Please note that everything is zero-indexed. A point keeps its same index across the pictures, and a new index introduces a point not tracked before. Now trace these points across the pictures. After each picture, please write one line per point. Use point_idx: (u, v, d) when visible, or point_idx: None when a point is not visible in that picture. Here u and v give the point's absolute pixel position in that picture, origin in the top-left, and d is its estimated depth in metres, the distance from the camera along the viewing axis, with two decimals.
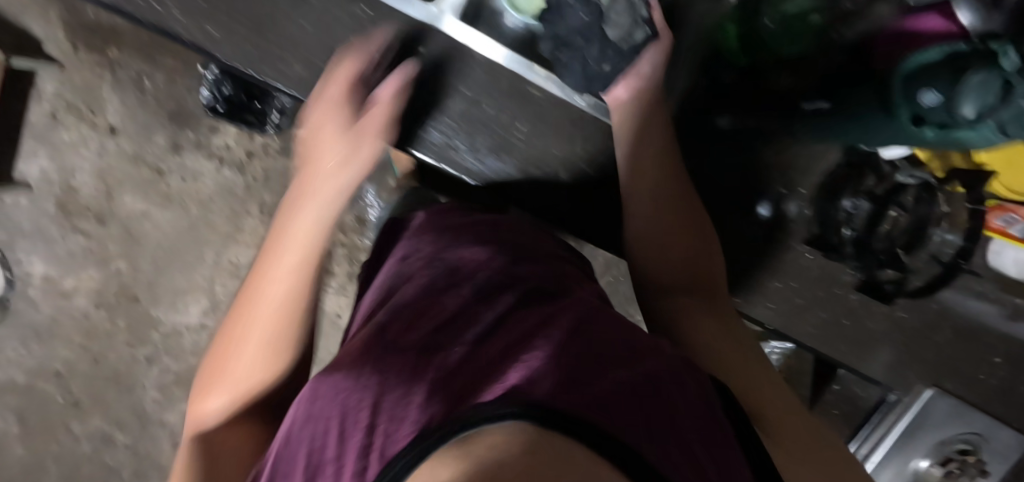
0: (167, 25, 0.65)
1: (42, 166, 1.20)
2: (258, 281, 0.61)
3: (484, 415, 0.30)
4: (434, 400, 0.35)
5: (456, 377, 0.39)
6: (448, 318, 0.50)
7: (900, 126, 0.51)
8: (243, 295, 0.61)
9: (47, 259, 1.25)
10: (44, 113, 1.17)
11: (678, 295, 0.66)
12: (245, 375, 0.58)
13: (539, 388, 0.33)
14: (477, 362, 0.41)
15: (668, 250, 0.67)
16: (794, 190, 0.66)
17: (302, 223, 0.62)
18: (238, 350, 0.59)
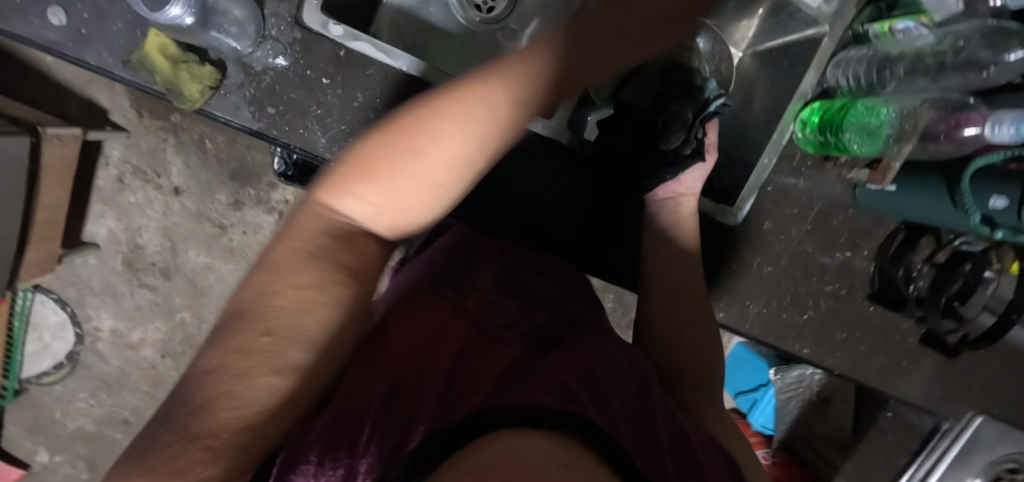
0: (277, 137, 0.59)
1: (109, 227, 1.25)
2: (457, 103, 0.38)
3: (502, 414, 0.35)
4: (478, 399, 0.39)
5: (517, 382, 0.41)
6: (506, 334, 0.52)
7: (963, 220, 0.56)
8: (367, 156, 0.39)
9: (114, 313, 1.29)
10: (111, 177, 1.22)
11: (684, 366, 0.61)
12: (431, 202, 0.39)
13: (569, 401, 0.38)
14: (530, 372, 0.43)
15: (676, 314, 0.63)
16: (858, 251, 0.72)
17: (420, 164, 0.38)
18: (386, 185, 0.38)
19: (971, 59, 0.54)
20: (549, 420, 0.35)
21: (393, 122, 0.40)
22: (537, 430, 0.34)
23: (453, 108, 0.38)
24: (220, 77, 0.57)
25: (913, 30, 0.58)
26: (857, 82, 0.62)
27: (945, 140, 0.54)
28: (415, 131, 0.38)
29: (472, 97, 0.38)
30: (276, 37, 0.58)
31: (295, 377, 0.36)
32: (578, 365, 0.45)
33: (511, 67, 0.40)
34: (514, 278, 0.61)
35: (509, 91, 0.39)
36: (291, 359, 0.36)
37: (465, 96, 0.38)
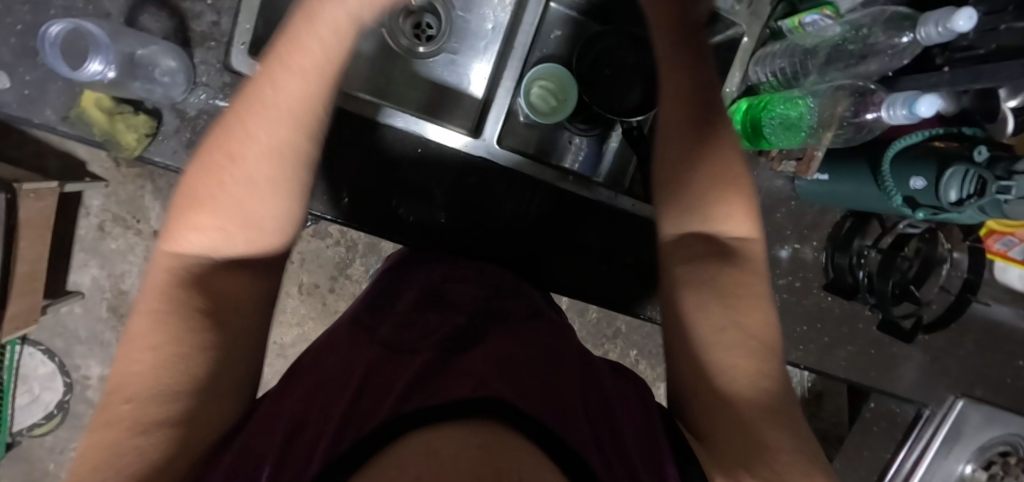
0: None
1: (93, 275, 1.27)
2: (257, 122, 0.44)
3: (412, 418, 0.40)
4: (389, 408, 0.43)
5: (423, 391, 0.44)
6: (429, 336, 0.55)
7: (888, 202, 0.57)
8: (190, 189, 0.44)
9: (102, 361, 1.31)
10: (93, 226, 1.25)
11: (689, 285, 0.51)
12: (273, 214, 0.45)
13: (476, 393, 0.43)
14: (445, 376, 0.46)
15: (698, 216, 0.52)
16: (806, 242, 0.72)
17: (238, 169, 0.44)
18: (219, 204, 0.44)
19: (870, 48, 0.59)
20: (448, 411, 0.41)
21: (209, 162, 0.45)
22: (444, 425, 0.39)
23: (266, 125, 0.44)
24: (154, 125, 0.62)
25: (820, 22, 0.59)
26: (779, 76, 0.63)
27: (853, 126, 0.60)
28: (234, 164, 0.44)
29: (279, 100, 0.44)
30: (208, 83, 0.62)
31: (164, 430, 0.39)
32: (491, 357, 0.48)
33: (292, 52, 0.45)
34: (441, 291, 0.65)
35: (294, 69, 0.45)
36: (150, 416, 0.39)
37: (263, 106, 0.44)
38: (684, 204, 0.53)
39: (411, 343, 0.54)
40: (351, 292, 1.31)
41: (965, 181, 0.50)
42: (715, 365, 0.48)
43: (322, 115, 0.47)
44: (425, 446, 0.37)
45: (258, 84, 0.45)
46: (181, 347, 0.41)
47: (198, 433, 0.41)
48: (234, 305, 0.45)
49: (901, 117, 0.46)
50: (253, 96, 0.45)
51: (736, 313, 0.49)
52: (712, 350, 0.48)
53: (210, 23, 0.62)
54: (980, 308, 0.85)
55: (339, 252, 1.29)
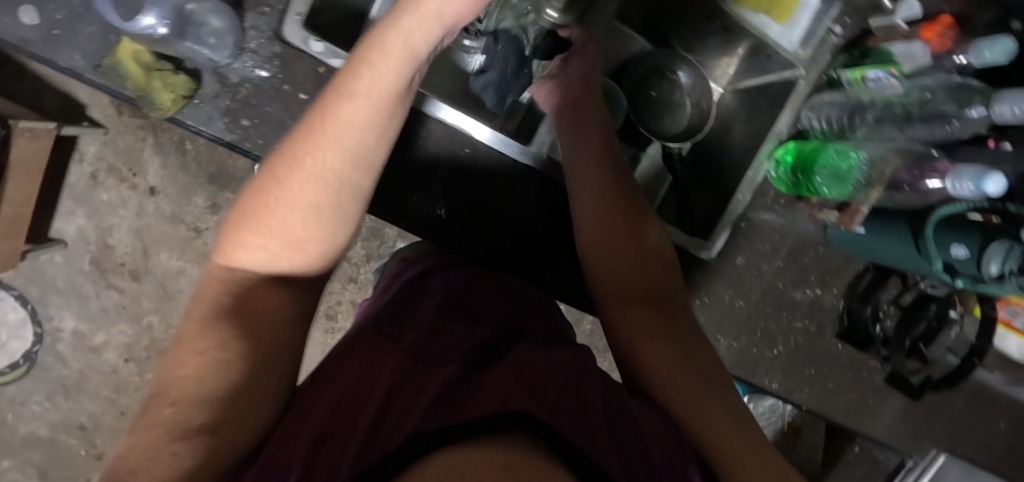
0: (251, 150, 0.61)
1: (79, 225, 1.21)
2: (314, 145, 0.42)
3: (451, 429, 0.41)
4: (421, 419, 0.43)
5: (450, 404, 0.45)
6: (451, 347, 0.54)
7: (926, 266, 0.58)
8: (244, 207, 0.43)
9: (77, 314, 1.25)
10: (85, 174, 1.19)
11: (640, 337, 0.56)
12: (320, 236, 0.43)
13: (500, 409, 0.43)
14: (467, 391, 0.47)
15: (623, 285, 0.59)
16: (828, 289, 0.72)
17: (290, 188, 0.42)
18: (268, 228, 0.42)
19: (936, 113, 0.55)
20: (479, 427, 0.42)
21: (263, 181, 0.43)
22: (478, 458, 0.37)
23: (325, 150, 0.42)
24: (193, 86, 0.58)
25: (884, 80, 0.60)
26: (831, 125, 0.64)
27: (908, 189, 0.59)
28: (287, 184, 0.42)
29: (338, 120, 0.42)
30: (255, 50, 0.60)
31: (198, 440, 0.36)
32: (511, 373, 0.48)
33: (371, 62, 0.43)
34: (463, 302, 0.62)
35: (365, 85, 0.43)
36: (189, 419, 0.36)
37: (320, 130, 0.42)
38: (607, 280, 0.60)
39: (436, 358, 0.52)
40: (349, 275, 1.27)
41: (1008, 257, 0.51)
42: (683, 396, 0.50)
43: (374, 139, 0.44)
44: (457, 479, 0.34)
45: (322, 108, 0.43)
46: (218, 350, 0.39)
47: (227, 434, 0.37)
48: (274, 318, 0.42)
49: (969, 190, 0.53)
50: (313, 117, 0.43)
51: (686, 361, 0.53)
52: (678, 384, 0.51)
53: None
54: (982, 371, 0.87)
55: None
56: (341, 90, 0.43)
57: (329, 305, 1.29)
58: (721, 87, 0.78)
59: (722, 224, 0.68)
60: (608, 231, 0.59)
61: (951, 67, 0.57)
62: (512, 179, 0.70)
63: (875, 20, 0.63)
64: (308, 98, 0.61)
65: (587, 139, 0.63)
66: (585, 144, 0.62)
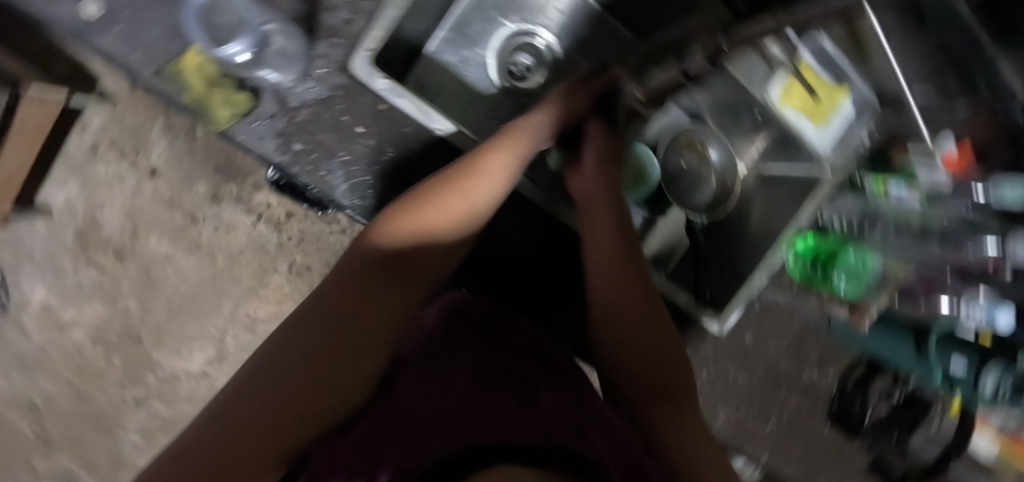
0: (299, 174, 0.60)
1: (68, 195, 1.16)
2: (418, 213, 0.52)
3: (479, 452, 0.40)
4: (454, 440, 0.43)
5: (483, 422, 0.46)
6: (482, 369, 0.57)
7: (923, 370, 0.65)
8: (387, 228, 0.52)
9: (50, 287, 1.20)
10: (85, 144, 1.15)
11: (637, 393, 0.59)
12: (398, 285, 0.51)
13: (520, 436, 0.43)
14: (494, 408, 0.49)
15: (632, 343, 0.59)
16: (823, 374, 0.75)
17: (418, 222, 0.52)
18: (401, 239, 0.51)
19: (956, 241, 0.64)
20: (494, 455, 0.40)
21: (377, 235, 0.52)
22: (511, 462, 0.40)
23: (428, 215, 0.52)
24: (253, 105, 0.58)
25: (905, 195, 0.66)
26: (848, 225, 0.71)
27: (922, 302, 0.65)
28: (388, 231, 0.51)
29: (458, 200, 0.54)
30: (320, 78, 0.59)
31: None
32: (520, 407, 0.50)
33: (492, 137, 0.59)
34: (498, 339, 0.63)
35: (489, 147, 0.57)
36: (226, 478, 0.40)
37: (433, 202, 0.53)
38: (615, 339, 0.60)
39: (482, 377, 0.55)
40: None
41: (999, 376, 0.60)
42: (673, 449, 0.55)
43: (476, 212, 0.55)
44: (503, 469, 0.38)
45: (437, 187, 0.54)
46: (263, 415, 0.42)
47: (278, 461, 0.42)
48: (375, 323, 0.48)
49: (979, 313, 0.61)
50: (431, 190, 0.54)
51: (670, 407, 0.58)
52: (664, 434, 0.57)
53: (342, 20, 0.59)
54: None
55: (341, 241, 1.23)
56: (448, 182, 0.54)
57: None
58: (744, 165, 0.80)
59: (738, 299, 0.70)
60: (621, 291, 0.60)
61: (969, 202, 0.62)
62: (523, 211, 0.65)
63: (915, 148, 0.64)
64: (365, 132, 0.60)
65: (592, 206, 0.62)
66: (599, 212, 0.61)
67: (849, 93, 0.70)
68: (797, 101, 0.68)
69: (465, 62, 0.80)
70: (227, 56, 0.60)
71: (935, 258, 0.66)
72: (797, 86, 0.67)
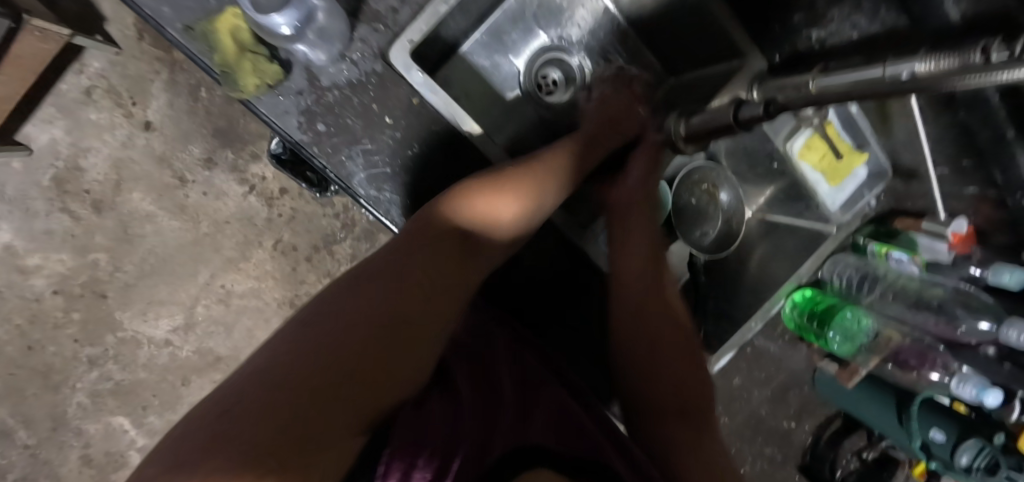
0: (316, 155, 0.57)
1: (52, 136, 1.11)
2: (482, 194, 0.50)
3: (532, 453, 0.39)
4: (501, 443, 0.41)
5: (526, 426, 0.44)
6: (515, 366, 0.56)
7: (904, 439, 0.64)
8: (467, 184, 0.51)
9: (17, 229, 1.13)
10: (80, 87, 1.10)
11: (664, 416, 0.54)
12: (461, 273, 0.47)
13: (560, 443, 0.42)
14: (540, 415, 0.47)
15: (648, 345, 0.55)
16: (801, 425, 0.77)
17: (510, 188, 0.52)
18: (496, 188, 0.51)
19: (949, 313, 0.64)
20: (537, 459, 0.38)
21: (427, 216, 0.48)
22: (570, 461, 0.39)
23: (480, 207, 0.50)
24: (281, 79, 0.55)
25: (906, 263, 0.68)
26: (848, 284, 0.72)
27: (914, 373, 0.66)
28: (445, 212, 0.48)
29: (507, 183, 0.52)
30: (356, 61, 0.57)
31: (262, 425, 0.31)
32: (559, 417, 0.47)
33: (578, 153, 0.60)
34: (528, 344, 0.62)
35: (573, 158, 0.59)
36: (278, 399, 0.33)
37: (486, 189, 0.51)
38: (632, 338, 0.56)
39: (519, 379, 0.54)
40: (327, 269, 1.22)
41: (979, 455, 0.58)
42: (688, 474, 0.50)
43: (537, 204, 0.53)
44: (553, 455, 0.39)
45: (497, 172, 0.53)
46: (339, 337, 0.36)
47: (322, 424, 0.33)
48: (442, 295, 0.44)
49: (967, 393, 0.57)
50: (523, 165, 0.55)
51: (699, 439, 0.52)
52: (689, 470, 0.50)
53: (390, 8, 0.58)
54: None
55: (333, 225, 1.21)
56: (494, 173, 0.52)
57: (296, 293, 1.23)
58: (751, 212, 0.82)
59: (730, 344, 0.72)
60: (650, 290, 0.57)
61: (964, 274, 0.64)
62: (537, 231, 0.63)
63: (928, 222, 0.67)
64: (393, 123, 0.58)
65: (638, 218, 0.60)
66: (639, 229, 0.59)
67: (867, 159, 0.72)
68: (817, 158, 0.70)
69: (497, 67, 0.79)
70: (271, 25, 0.51)
71: (926, 331, 0.66)
72: (820, 143, 0.70)
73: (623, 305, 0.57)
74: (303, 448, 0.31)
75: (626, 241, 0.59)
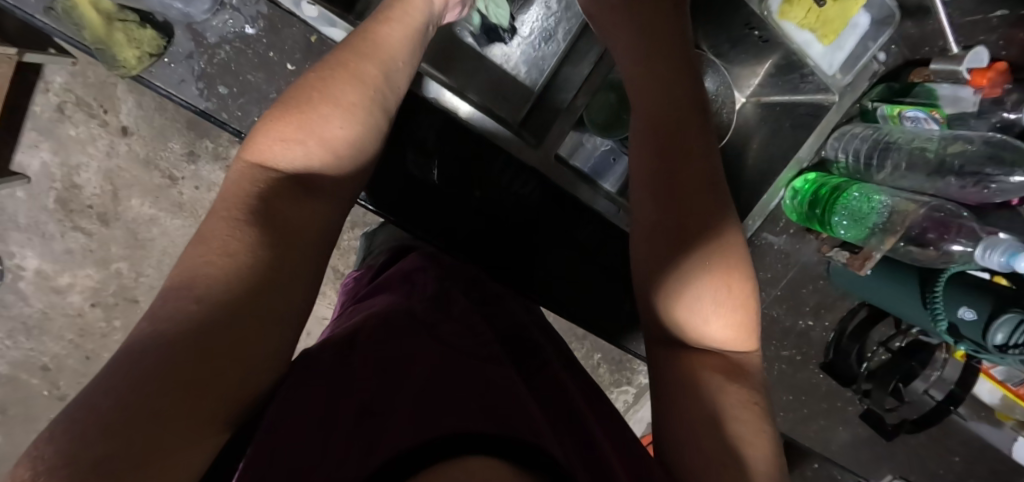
0: (227, 121, 0.54)
1: (43, 160, 1.02)
2: (317, 106, 0.42)
3: (452, 444, 0.32)
4: (401, 428, 0.35)
5: (445, 408, 0.36)
6: (462, 336, 0.50)
7: (930, 322, 0.57)
8: (337, 65, 0.45)
9: (42, 254, 1.05)
10: (50, 104, 0.99)
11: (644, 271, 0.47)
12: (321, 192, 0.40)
13: (494, 427, 0.35)
14: (462, 389, 0.40)
15: (650, 212, 0.47)
16: (820, 321, 0.71)
17: (399, 52, 0.48)
18: (370, 61, 0.46)
19: (975, 172, 0.54)
20: (467, 445, 0.32)
21: (289, 106, 0.42)
22: (479, 443, 0.32)
23: (326, 112, 0.42)
24: (162, 43, 0.52)
25: (923, 122, 0.58)
26: (856, 160, 0.62)
27: (932, 249, 0.55)
28: (268, 153, 0.41)
29: (366, 74, 0.45)
30: (237, 8, 0.52)
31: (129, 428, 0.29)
32: (489, 389, 0.40)
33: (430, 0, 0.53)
34: (487, 299, 0.60)
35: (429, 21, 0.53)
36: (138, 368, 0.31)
37: (319, 102, 0.42)
38: (646, 293, 0.47)
39: (467, 340, 0.49)
40: None
41: (1017, 329, 0.50)
42: (693, 436, 0.41)
43: (388, 107, 0.45)
44: (467, 425, 0.34)
45: (341, 65, 0.44)
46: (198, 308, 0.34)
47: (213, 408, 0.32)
48: (294, 231, 0.39)
49: (996, 264, 0.49)
50: (361, 37, 0.48)
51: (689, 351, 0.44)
52: (694, 421, 0.41)
53: None
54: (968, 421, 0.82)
55: None
56: (360, 49, 0.46)
57: None
58: (744, 98, 0.72)
59: None
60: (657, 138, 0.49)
61: (995, 121, 0.56)
62: (509, 169, 0.65)
63: (936, 63, 0.58)
64: (297, 70, 0.54)
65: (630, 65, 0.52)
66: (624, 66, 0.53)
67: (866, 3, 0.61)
68: (802, 14, 0.60)
69: None
70: None
71: (949, 198, 0.56)
72: None
73: (636, 256, 0.48)
74: (167, 442, 0.30)
75: (637, 90, 0.51)
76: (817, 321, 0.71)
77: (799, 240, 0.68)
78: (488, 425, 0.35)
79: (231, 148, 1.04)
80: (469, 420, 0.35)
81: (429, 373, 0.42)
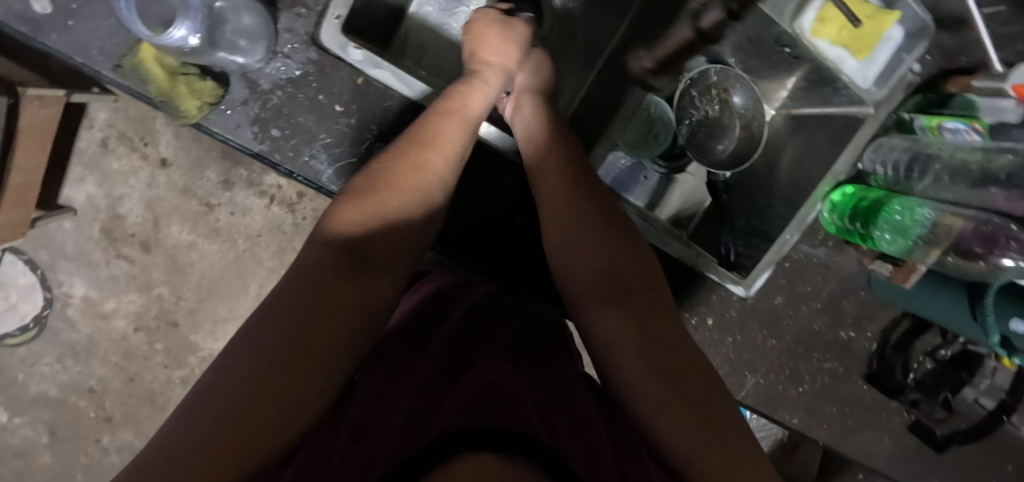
0: (280, 162, 0.56)
1: (88, 192, 1.06)
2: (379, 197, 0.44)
3: (439, 449, 0.32)
4: (388, 457, 0.35)
5: (432, 421, 0.37)
6: (455, 352, 0.50)
7: (981, 335, 0.56)
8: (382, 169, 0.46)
9: (89, 281, 1.09)
10: (95, 140, 1.04)
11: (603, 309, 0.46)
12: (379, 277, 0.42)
13: (477, 424, 0.34)
14: (443, 403, 0.40)
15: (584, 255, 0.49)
16: (862, 332, 0.70)
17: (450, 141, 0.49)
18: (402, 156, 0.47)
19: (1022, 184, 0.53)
20: (455, 447, 0.32)
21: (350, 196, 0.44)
22: (462, 445, 0.31)
23: (393, 202, 0.45)
24: (220, 93, 0.54)
25: (963, 133, 0.59)
26: (895, 172, 0.63)
27: (981, 263, 0.54)
28: (339, 224, 0.43)
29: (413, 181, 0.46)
30: (288, 55, 0.54)
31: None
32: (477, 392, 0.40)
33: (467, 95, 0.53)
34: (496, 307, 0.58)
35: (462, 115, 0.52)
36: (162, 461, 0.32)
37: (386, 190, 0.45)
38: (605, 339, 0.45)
39: (461, 357, 0.49)
40: None
41: None
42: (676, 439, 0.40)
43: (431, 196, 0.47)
44: (444, 432, 0.34)
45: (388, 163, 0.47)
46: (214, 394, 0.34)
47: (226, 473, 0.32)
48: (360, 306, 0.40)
49: None
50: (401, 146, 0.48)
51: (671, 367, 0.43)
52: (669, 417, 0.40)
53: None
54: None
55: None
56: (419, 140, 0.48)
57: None
58: (773, 110, 0.73)
59: (765, 262, 0.64)
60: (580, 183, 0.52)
61: None
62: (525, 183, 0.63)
63: (980, 80, 0.58)
64: (344, 111, 0.56)
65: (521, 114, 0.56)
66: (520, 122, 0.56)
67: (900, 17, 0.62)
68: (835, 31, 0.62)
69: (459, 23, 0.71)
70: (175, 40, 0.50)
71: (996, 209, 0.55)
72: (834, 12, 0.62)
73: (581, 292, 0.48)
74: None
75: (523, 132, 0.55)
76: (861, 331, 0.70)
77: (839, 251, 0.68)
78: (469, 425, 0.34)
79: (264, 174, 1.07)
80: (450, 426, 0.35)
81: (416, 393, 0.43)
